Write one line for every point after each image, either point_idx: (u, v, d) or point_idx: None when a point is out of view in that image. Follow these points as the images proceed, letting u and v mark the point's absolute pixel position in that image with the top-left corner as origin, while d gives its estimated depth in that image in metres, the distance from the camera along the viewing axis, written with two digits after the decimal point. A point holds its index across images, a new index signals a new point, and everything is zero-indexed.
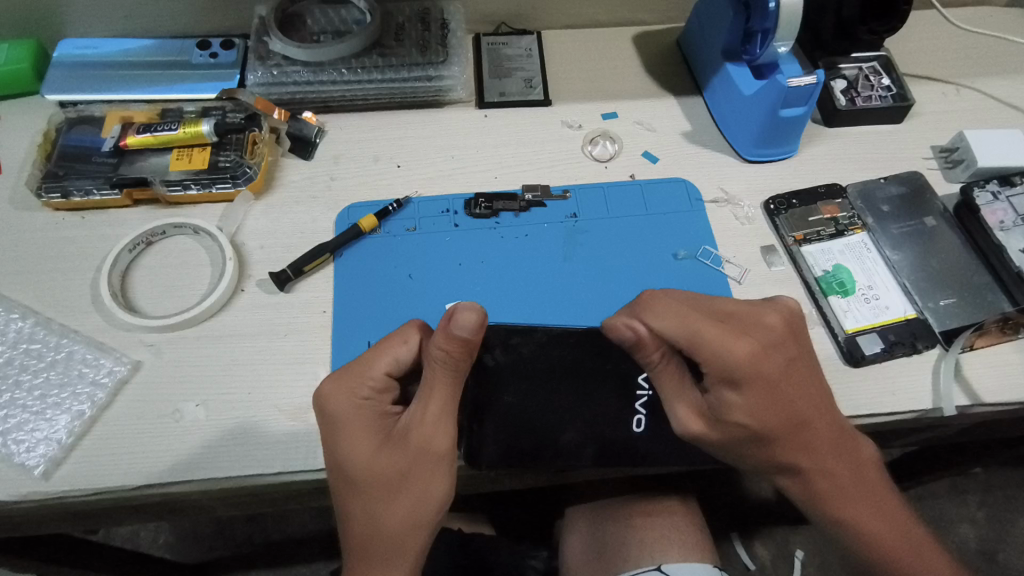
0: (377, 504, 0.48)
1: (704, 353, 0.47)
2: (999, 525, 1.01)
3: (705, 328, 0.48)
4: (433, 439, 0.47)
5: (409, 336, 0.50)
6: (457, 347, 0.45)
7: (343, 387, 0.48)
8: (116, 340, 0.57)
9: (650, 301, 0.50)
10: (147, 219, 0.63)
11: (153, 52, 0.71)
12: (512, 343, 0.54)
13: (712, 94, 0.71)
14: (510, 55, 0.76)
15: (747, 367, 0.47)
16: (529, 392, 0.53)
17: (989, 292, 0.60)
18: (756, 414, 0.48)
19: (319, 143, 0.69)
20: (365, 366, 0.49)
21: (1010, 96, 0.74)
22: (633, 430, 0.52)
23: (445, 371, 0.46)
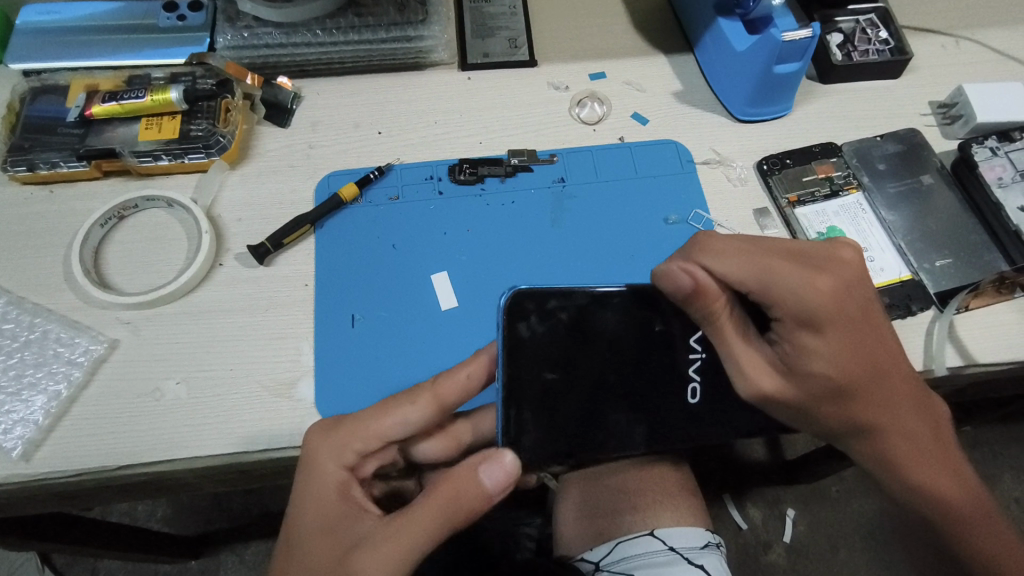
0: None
1: (782, 295, 0.45)
2: (986, 481, 1.02)
3: (779, 268, 0.46)
4: (366, 568, 0.42)
5: (420, 398, 0.48)
6: (472, 493, 0.43)
7: (337, 446, 0.47)
8: (91, 319, 0.55)
9: (708, 242, 0.48)
10: (118, 192, 0.61)
11: (117, 15, 0.67)
12: (549, 309, 0.48)
13: (704, 51, 0.69)
14: (494, 13, 0.73)
15: (829, 309, 0.45)
16: (571, 365, 0.48)
17: (985, 252, 0.59)
18: (835, 361, 0.46)
19: (296, 110, 0.66)
20: (366, 433, 0.47)
21: (1010, 47, 0.72)
22: (689, 401, 0.49)
23: (436, 505, 0.43)
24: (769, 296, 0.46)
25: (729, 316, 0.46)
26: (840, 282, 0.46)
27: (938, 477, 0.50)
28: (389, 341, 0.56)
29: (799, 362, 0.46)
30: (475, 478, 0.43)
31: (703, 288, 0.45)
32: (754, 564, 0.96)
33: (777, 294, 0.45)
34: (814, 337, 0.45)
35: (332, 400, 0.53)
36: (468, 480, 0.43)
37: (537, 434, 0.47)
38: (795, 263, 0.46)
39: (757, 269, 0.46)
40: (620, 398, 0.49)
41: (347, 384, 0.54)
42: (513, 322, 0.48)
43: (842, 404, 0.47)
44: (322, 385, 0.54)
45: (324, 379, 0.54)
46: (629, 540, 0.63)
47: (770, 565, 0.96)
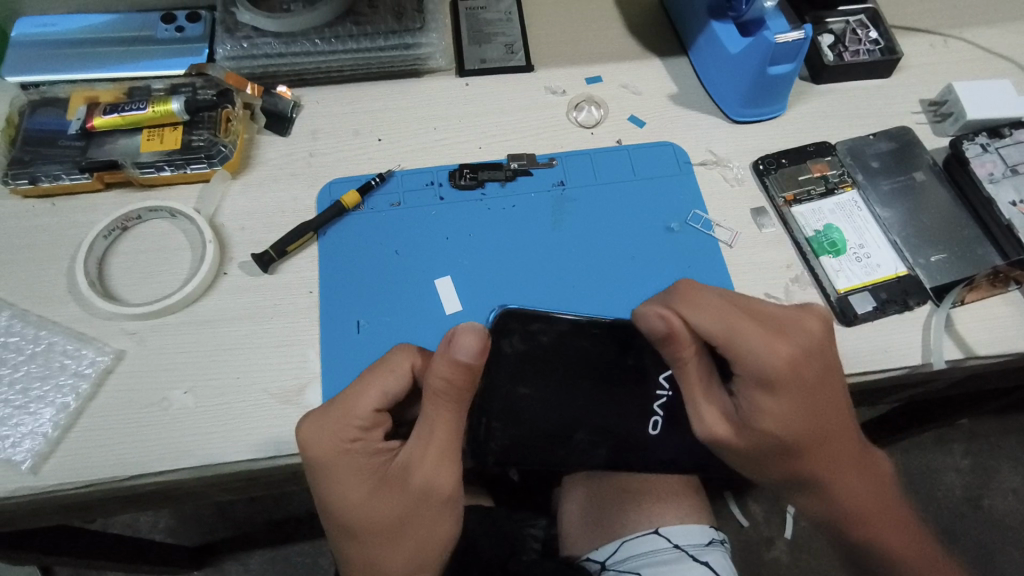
0: (376, 544, 0.50)
1: (746, 357, 0.49)
2: (983, 473, 1.04)
3: (746, 332, 0.49)
4: (436, 483, 0.50)
5: (398, 367, 0.50)
6: (462, 374, 0.47)
7: (328, 431, 0.48)
8: (97, 330, 0.55)
9: (688, 293, 0.51)
10: (121, 203, 0.61)
11: (116, 28, 0.68)
12: (532, 330, 0.55)
13: (698, 53, 0.70)
14: (490, 20, 0.73)
15: (787, 374, 0.48)
16: (543, 387, 0.55)
17: (978, 246, 0.60)
18: (789, 424, 0.49)
19: (296, 118, 0.66)
20: (350, 406, 0.49)
21: (997, 45, 0.73)
22: (648, 432, 0.55)
23: (446, 406, 0.49)
24: (733, 356, 0.49)
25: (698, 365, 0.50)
26: (805, 350, 0.49)
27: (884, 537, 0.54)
28: (395, 345, 0.56)
29: (755, 420, 0.50)
30: (452, 358, 0.47)
31: (674, 340, 0.49)
32: (757, 561, 0.97)
33: (740, 356, 0.49)
34: (770, 400, 0.49)
35: None
36: (447, 365, 0.47)
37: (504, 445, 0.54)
38: (761, 328, 0.49)
39: (726, 329, 0.49)
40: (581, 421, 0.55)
41: None
42: (499, 339, 0.55)
43: (792, 460, 0.51)
44: (328, 390, 0.54)
45: (331, 384, 0.54)
46: (635, 538, 0.64)
47: (773, 561, 0.97)
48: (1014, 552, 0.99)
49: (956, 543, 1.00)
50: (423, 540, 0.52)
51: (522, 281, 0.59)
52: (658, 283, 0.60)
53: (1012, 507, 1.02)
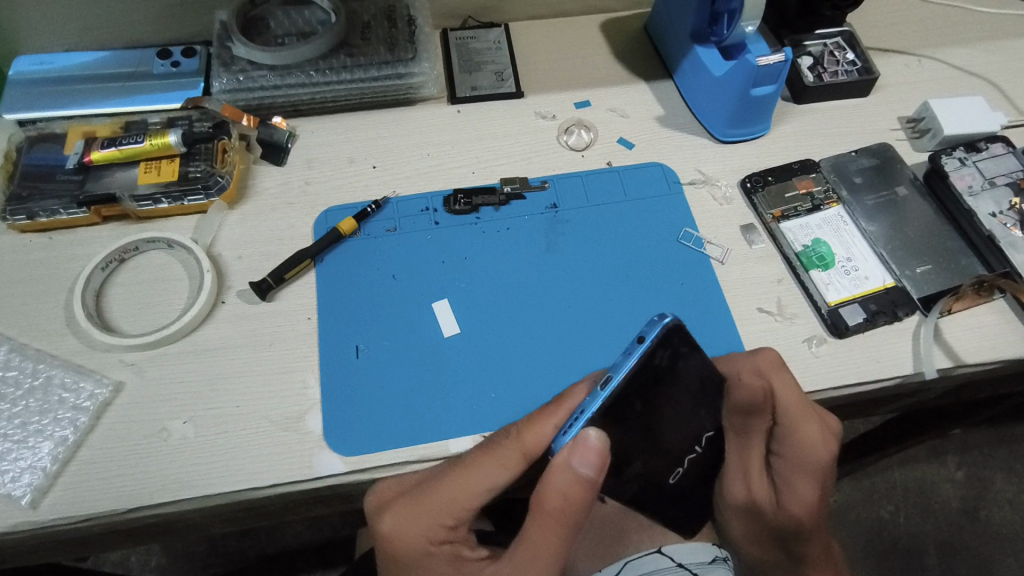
0: None
1: (801, 447, 0.52)
2: (978, 483, 1.04)
3: (812, 423, 0.52)
4: None
5: (505, 459, 0.45)
6: (572, 488, 0.42)
7: (416, 523, 0.46)
8: (95, 362, 0.55)
9: (777, 368, 0.51)
10: (118, 235, 0.62)
11: (113, 65, 0.69)
12: (682, 353, 0.47)
13: (682, 77, 0.72)
14: (479, 49, 0.75)
15: (827, 464, 0.53)
16: (653, 411, 0.47)
17: (963, 257, 0.62)
18: (809, 504, 0.55)
19: (291, 148, 0.68)
20: (441, 501, 0.46)
21: (969, 64, 0.76)
22: (668, 479, 0.51)
23: (549, 522, 0.44)
24: (789, 439, 0.53)
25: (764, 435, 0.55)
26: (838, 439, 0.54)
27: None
28: (394, 369, 0.56)
29: (784, 492, 0.55)
30: (569, 475, 0.42)
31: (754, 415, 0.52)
32: None
33: (797, 440, 0.52)
34: (806, 480, 0.54)
35: (340, 430, 0.53)
36: (565, 481, 0.43)
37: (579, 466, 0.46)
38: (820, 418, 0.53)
39: (798, 414, 0.51)
40: (648, 451, 0.48)
41: (353, 413, 0.54)
42: (654, 349, 0.45)
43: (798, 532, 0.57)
44: (328, 416, 0.54)
45: (331, 410, 0.54)
46: (637, 559, 0.62)
47: None
48: (1013, 563, 1.00)
49: (955, 556, 1.00)
50: None
51: (518, 301, 0.60)
52: (651, 301, 0.61)
53: (1009, 516, 1.03)
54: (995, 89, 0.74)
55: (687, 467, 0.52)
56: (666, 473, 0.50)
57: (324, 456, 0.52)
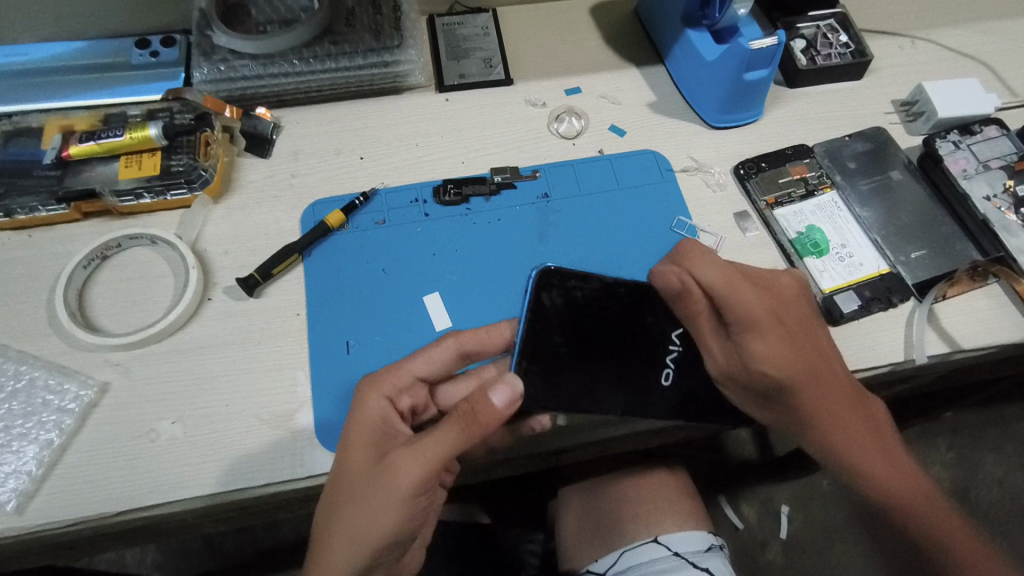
0: (338, 504, 0.46)
1: (740, 309, 0.51)
2: (968, 464, 1.05)
3: (739, 283, 0.51)
4: (405, 472, 0.45)
5: (445, 343, 0.52)
6: (478, 403, 0.45)
7: (376, 386, 0.50)
8: (79, 363, 0.54)
9: (692, 251, 0.53)
10: (100, 232, 0.60)
11: (89, 55, 0.67)
12: (571, 288, 0.51)
13: (674, 62, 0.71)
14: (467, 35, 0.74)
15: (773, 313, 0.52)
16: (581, 335, 0.51)
17: (957, 242, 0.61)
18: (780, 362, 0.51)
19: (276, 139, 0.66)
20: (399, 369, 0.51)
21: (963, 45, 0.75)
22: (662, 383, 0.53)
23: (459, 417, 0.45)
24: (730, 307, 0.51)
25: (711, 316, 0.53)
26: (778, 296, 0.54)
27: (891, 476, 0.53)
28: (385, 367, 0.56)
29: (756, 365, 0.52)
30: (481, 395, 0.45)
31: (685, 298, 0.52)
32: (753, 563, 0.97)
33: (737, 306, 0.51)
34: (773, 343, 0.52)
35: (331, 430, 0.53)
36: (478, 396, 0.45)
37: (539, 391, 0.49)
38: (747, 279, 0.53)
39: (726, 281, 0.51)
40: (611, 363, 0.52)
41: (343, 412, 0.53)
42: (538, 293, 0.50)
43: (794, 394, 0.52)
44: (320, 415, 0.53)
45: (323, 408, 0.54)
46: (633, 549, 0.65)
47: (769, 563, 0.97)
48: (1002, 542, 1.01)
49: None
50: (362, 524, 0.45)
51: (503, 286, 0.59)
52: None
53: (996, 497, 1.04)
54: (989, 71, 0.73)
55: (676, 369, 0.54)
56: (656, 378, 0.53)
57: (316, 454, 0.52)
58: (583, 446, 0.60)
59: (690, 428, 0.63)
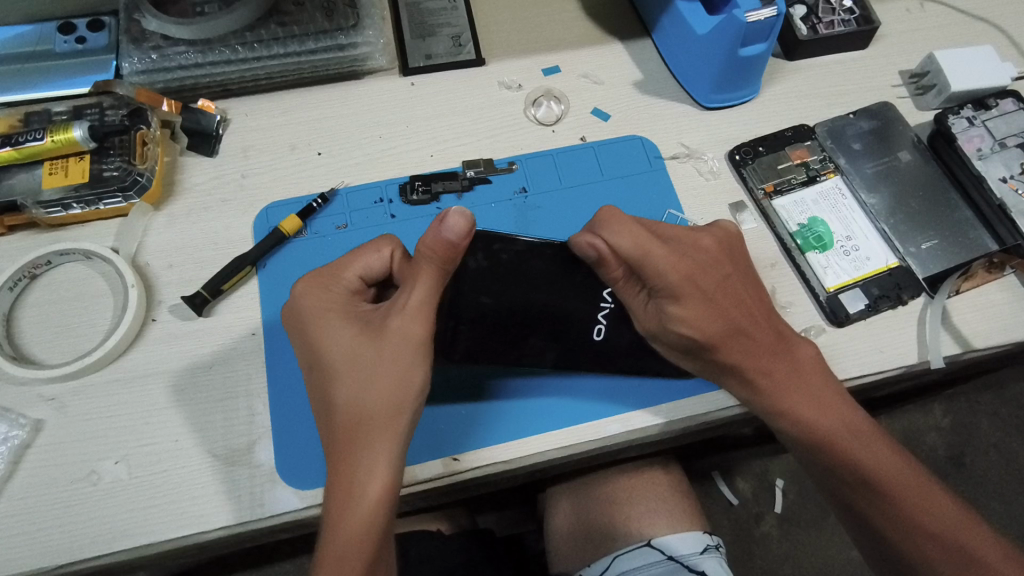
0: (352, 383, 0.42)
1: (655, 276, 0.47)
2: (964, 430, 0.96)
3: (653, 241, 0.47)
4: (404, 326, 0.43)
5: (381, 245, 0.48)
6: (438, 248, 0.43)
7: (317, 289, 0.46)
8: (9, 400, 0.49)
9: (610, 216, 0.48)
10: (28, 248, 0.54)
11: (7, 44, 0.59)
12: (496, 250, 0.50)
13: (662, 35, 0.64)
14: (433, 8, 0.66)
15: (688, 275, 0.48)
16: (509, 293, 0.50)
17: (972, 229, 0.56)
18: (699, 322, 0.48)
19: (222, 135, 0.59)
20: (339, 269, 0.47)
21: (975, 7, 0.69)
22: (593, 338, 0.52)
23: (429, 262, 0.44)
24: (646, 272, 0.47)
25: (628, 278, 0.50)
26: (695, 247, 0.50)
27: (832, 429, 0.48)
28: None
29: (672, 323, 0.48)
30: (434, 231, 0.43)
31: (602, 262, 0.49)
32: (747, 541, 0.91)
33: (650, 272, 0.47)
34: (691, 298, 0.48)
35: (296, 464, 0.48)
36: (429, 237, 0.44)
37: (471, 345, 0.50)
38: (664, 241, 0.49)
39: (642, 246, 0.47)
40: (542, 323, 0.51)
41: (308, 444, 0.49)
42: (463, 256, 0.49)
43: (717, 348, 0.49)
44: (281, 447, 0.48)
45: (284, 439, 0.49)
46: (625, 553, 0.61)
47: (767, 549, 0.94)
48: (998, 508, 0.92)
49: None
50: (386, 384, 0.42)
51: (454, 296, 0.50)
52: None
53: (995, 464, 0.94)
54: (1002, 34, 0.67)
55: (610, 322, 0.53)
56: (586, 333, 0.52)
57: (278, 491, 0.47)
58: (568, 462, 0.56)
59: (681, 437, 0.59)
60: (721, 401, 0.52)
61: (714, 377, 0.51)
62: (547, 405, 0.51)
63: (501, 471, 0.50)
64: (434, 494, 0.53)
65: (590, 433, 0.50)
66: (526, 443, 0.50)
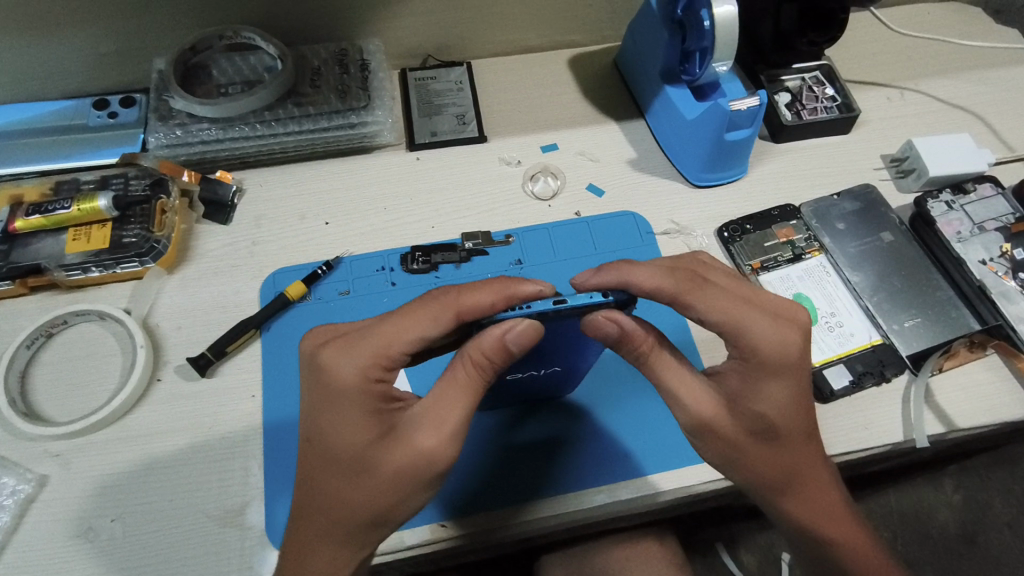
0: (349, 487, 0.40)
1: (749, 347, 0.43)
2: (976, 506, 0.94)
3: (751, 314, 0.44)
4: (430, 450, 0.40)
5: (430, 307, 0.41)
6: (497, 357, 0.38)
7: (354, 360, 0.41)
8: (18, 454, 0.51)
9: (697, 277, 0.44)
10: (47, 308, 0.57)
11: (48, 118, 0.65)
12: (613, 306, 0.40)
13: (654, 117, 0.68)
14: (440, 90, 0.71)
15: (796, 362, 0.43)
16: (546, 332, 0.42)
17: (953, 308, 0.58)
18: (786, 411, 0.43)
19: (237, 204, 0.63)
20: (383, 336, 0.41)
21: (955, 96, 0.72)
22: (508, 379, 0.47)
23: (477, 377, 0.40)
24: (738, 338, 0.43)
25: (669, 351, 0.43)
26: (808, 335, 0.45)
27: (853, 551, 0.47)
28: None
29: (749, 400, 0.44)
30: (496, 339, 0.38)
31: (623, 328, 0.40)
32: None
33: (745, 339, 0.43)
34: (776, 382, 0.43)
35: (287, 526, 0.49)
36: (487, 340, 0.38)
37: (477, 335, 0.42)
38: (769, 316, 0.44)
39: (729, 310, 0.43)
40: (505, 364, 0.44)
41: None
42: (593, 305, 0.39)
43: (788, 441, 0.44)
44: (273, 509, 0.49)
45: (276, 501, 0.50)
46: None
47: None
48: None
49: None
50: (384, 499, 0.40)
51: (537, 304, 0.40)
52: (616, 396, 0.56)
53: (1010, 544, 0.92)
54: (982, 123, 0.71)
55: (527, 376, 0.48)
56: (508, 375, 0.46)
57: (266, 554, 0.48)
58: (557, 530, 0.56)
59: (670, 508, 0.59)
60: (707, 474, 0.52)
61: (771, 481, 0.45)
62: (536, 471, 0.52)
63: (488, 538, 0.50)
64: (423, 560, 0.53)
65: (578, 503, 0.51)
66: (511, 511, 0.50)
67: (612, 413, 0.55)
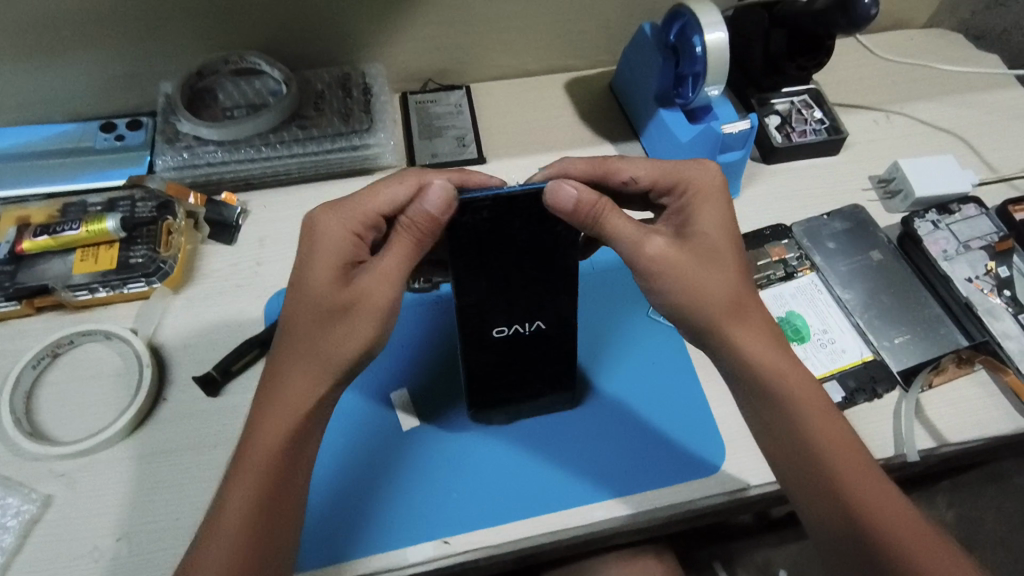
0: (307, 325, 0.44)
1: (683, 184, 0.50)
2: (969, 520, 0.95)
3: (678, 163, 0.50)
4: (373, 293, 0.44)
5: (406, 178, 0.47)
6: (419, 220, 0.42)
7: (334, 218, 0.46)
8: (24, 474, 0.51)
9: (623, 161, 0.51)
10: (52, 328, 0.58)
11: (55, 141, 0.66)
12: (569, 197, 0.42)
13: (648, 139, 0.70)
14: (440, 113, 0.73)
15: (719, 194, 0.49)
16: (514, 245, 0.45)
17: (941, 325, 0.59)
18: (720, 229, 0.48)
19: (241, 225, 0.64)
20: (362, 202, 0.46)
21: (939, 119, 0.75)
22: (491, 333, 0.50)
23: (412, 235, 0.44)
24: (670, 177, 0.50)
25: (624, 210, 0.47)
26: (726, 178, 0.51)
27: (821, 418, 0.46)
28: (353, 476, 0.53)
29: (690, 228, 0.48)
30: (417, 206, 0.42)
31: (584, 192, 0.43)
32: None
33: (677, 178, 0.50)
34: (707, 207, 0.48)
35: None
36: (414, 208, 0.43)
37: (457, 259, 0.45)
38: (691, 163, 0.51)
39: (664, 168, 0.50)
40: (487, 300, 0.48)
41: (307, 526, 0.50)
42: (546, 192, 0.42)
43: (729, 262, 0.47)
44: None
45: None
46: None
47: None
48: None
49: None
50: (330, 336, 0.44)
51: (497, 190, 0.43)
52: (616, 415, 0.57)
53: (1003, 559, 0.93)
54: (965, 146, 0.73)
55: (513, 332, 0.50)
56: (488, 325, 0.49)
57: None
58: (557, 547, 0.57)
59: (667, 524, 0.60)
60: (705, 489, 0.53)
61: (721, 306, 0.46)
62: (538, 487, 0.53)
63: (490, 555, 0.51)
64: None
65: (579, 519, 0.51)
66: (512, 527, 0.51)
67: (612, 431, 0.56)
